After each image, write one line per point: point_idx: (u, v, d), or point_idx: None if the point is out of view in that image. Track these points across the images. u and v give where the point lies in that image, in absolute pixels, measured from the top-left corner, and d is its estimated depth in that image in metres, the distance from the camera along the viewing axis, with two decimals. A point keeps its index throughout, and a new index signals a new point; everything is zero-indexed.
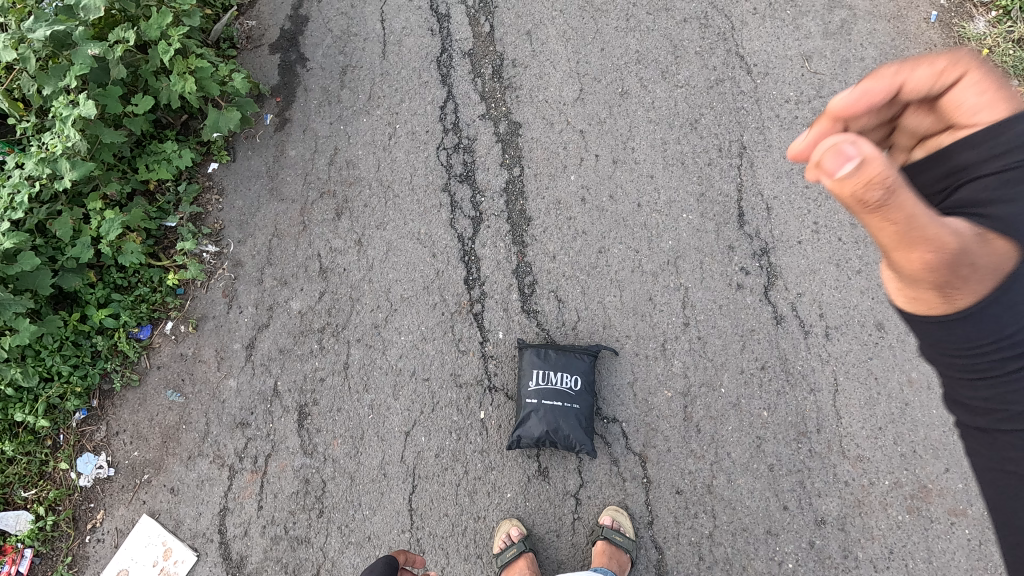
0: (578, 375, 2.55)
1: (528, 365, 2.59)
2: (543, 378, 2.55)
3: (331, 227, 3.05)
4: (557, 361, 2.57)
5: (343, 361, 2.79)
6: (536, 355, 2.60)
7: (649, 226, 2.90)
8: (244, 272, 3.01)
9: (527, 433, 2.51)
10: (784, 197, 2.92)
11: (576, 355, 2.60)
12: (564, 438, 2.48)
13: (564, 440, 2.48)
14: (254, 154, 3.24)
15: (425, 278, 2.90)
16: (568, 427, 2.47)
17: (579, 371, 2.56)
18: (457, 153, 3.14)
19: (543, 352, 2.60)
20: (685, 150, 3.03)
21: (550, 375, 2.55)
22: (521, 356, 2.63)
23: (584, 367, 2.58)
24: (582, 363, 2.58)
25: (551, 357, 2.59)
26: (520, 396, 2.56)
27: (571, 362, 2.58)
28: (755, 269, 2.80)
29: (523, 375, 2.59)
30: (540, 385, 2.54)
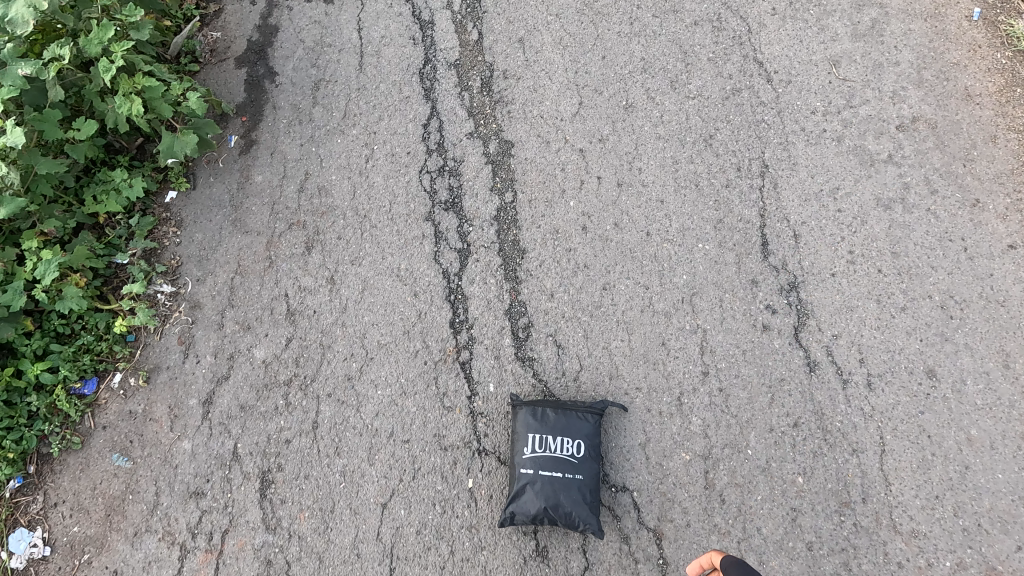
0: (581, 440, 2.20)
1: (523, 427, 2.24)
2: (540, 444, 2.20)
3: (300, 263, 2.70)
4: (556, 423, 2.22)
5: (312, 420, 2.45)
6: (532, 415, 2.26)
7: (659, 258, 2.54)
8: (202, 315, 2.67)
9: (522, 510, 2.15)
10: (813, 222, 2.56)
11: (578, 415, 2.25)
12: (566, 516, 2.12)
13: (566, 518, 2.12)
14: (217, 181, 2.91)
15: (405, 321, 2.55)
16: (570, 503, 2.12)
17: (582, 434, 2.21)
18: (441, 176, 2.79)
19: (541, 412, 2.26)
20: (699, 170, 2.68)
21: (549, 440, 2.20)
22: (514, 416, 2.28)
23: (589, 429, 2.23)
24: (585, 424, 2.24)
25: (550, 417, 2.25)
26: (514, 465, 2.20)
27: (573, 424, 2.23)
28: (783, 306, 2.44)
29: (517, 439, 2.24)
30: (537, 452, 2.19)
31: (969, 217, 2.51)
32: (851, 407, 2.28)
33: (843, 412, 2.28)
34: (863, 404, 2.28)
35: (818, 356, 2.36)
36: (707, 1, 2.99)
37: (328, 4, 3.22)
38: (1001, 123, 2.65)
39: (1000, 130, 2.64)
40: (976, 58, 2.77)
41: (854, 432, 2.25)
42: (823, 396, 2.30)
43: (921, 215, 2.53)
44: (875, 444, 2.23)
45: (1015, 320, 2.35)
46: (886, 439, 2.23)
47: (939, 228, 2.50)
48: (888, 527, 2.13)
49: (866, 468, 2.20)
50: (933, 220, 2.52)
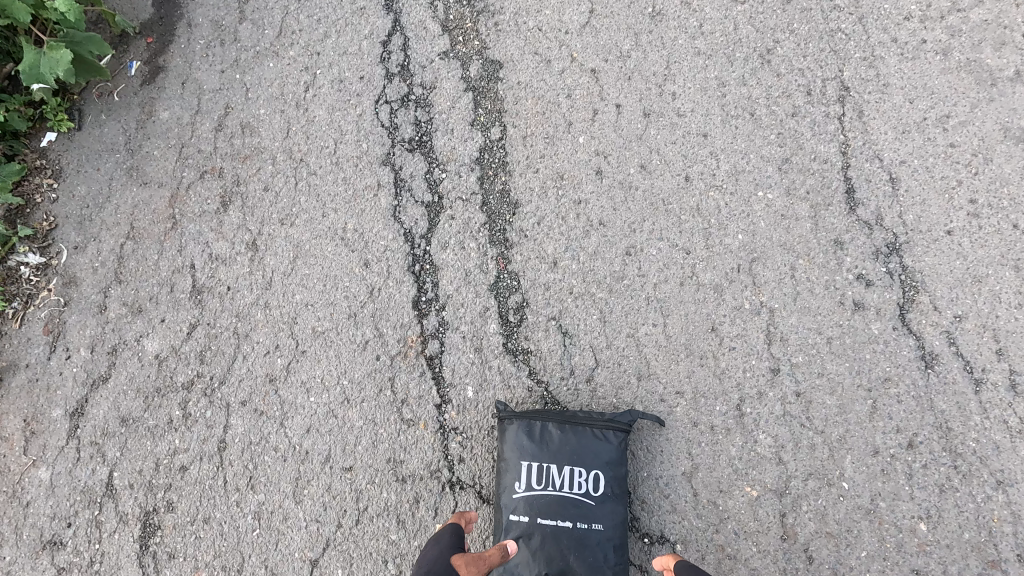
0: (600, 472, 1.53)
1: (514, 453, 1.56)
2: (540, 478, 1.52)
3: (212, 224, 1.99)
4: (564, 448, 1.54)
5: (217, 439, 1.74)
6: (527, 435, 1.56)
7: (704, 212, 1.83)
8: (77, 295, 1.96)
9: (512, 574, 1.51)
10: (916, 161, 1.85)
11: (596, 435, 1.56)
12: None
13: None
14: (109, 119, 2.19)
15: (351, 300, 1.84)
16: (585, 566, 1.47)
17: (602, 465, 1.53)
18: (405, 108, 2.08)
19: (540, 430, 1.57)
20: (754, 94, 1.96)
21: (552, 473, 1.52)
22: (502, 435, 1.59)
23: (611, 456, 1.54)
24: (606, 449, 1.54)
25: (554, 439, 1.55)
26: (502, 508, 1.54)
27: (588, 448, 1.54)
28: (881, 276, 1.72)
29: (506, 470, 1.56)
30: (536, 491, 1.52)
31: None
32: (990, 421, 1.57)
33: (980, 428, 1.57)
34: (1006, 415, 1.58)
35: (935, 347, 1.65)
36: None
37: None
38: None
39: None
40: None
41: (997, 457, 1.54)
42: (948, 404, 1.59)
43: None
44: None
45: None
46: None
47: None
48: None
49: (1019, 508, 1.51)
50: None
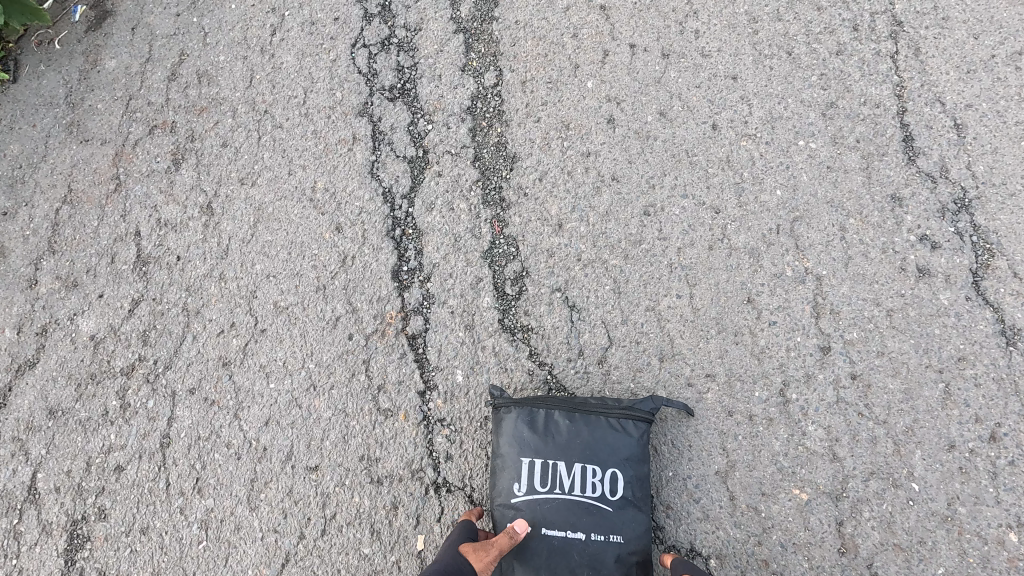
0: (618, 471, 1.27)
1: (513, 448, 1.29)
2: (546, 479, 1.26)
3: (161, 185, 1.72)
4: (573, 442, 1.28)
5: (161, 434, 1.47)
6: (529, 427, 1.31)
7: (735, 165, 1.55)
8: (4, 267, 1.68)
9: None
10: (986, 104, 1.56)
11: (612, 426, 1.30)
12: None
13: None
14: (48, 69, 1.91)
15: (321, 271, 1.56)
16: None
17: (620, 462, 1.27)
18: (385, 52, 1.80)
19: (544, 419, 1.31)
20: (792, 30, 1.68)
21: (560, 472, 1.26)
22: (498, 426, 1.33)
23: (632, 452, 1.28)
24: (625, 442, 1.28)
25: (561, 431, 1.29)
26: (499, 516, 1.27)
27: (602, 442, 1.28)
28: (949, 238, 1.45)
29: (503, 469, 1.30)
30: (541, 494, 1.25)
31: None
32: None
33: None
34: None
35: (1018, 321, 1.37)
36: None
37: None
38: None
39: None
40: None
41: None
42: None
43: None
44: None
45: None
46: None
47: None
48: None
49: None
50: None
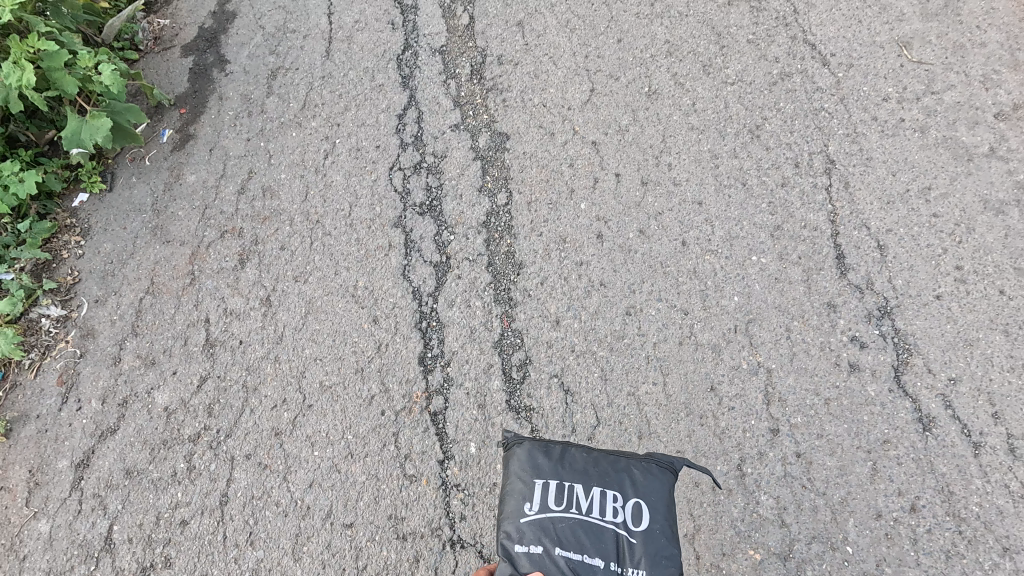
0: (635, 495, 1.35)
1: (526, 472, 1.40)
2: (560, 495, 1.34)
3: (229, 280, 2.08)
4: (588, 467, 1.39)
5: (220, 493, 1.75)
6: (545, 455, 1.42)
7: (700, 274, 1.91)
8: (94, 346, 2.02)
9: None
10: (902, 229, 1.94)
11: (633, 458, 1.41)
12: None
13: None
14: (139, 182, 2.34)
15: (359, 356, 1.89)
16: None
17: (634, 489, 1.35)
18: (417, 175, 2.22)
19: (560, 450, 1.44)
20: (745, 166, 2.09)
21: (579, 495, 1.34)
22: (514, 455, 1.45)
23: (649, 482, 1.37)
24: (642, 472, 1.38)
25: (577, 459, 1.41)
26: (510, 538, 1.32)
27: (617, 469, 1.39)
28: (874, 338, 1.78)
29: (518, 493, 1.38)
30: (554, 508, 1.32)
31: None
32: (992, 485, 1.57)
33: (982, 493, 1.57)
34: (1007, 479, 1.58)
35: (933, 410, 1.67)
36: None
37: None
38: None
39: None
40: None
41: (1001, 523, 1.53)
42: (948, 468, 1.60)
43: None
44: None
45: None
46: None
47: None
48: None
49: None
50: None
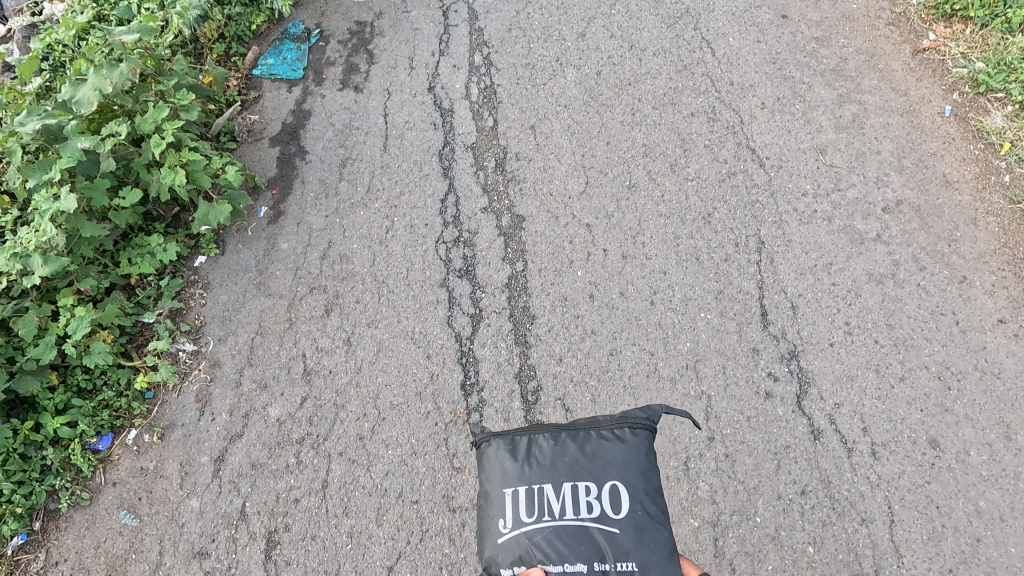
0: (604, 481, 1.60)
1: (498, 480, 1.63)
2: (536, 492, 1.59)
3: (319, 325, 2.82)
4: (553, 457, 1.63)
5: (321, 479, 2.46)
6: (514, 457, 1.65)
7: (664, 326, 2.66)
8: (220, 373, 2.74)
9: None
10: (809, 294, 2.69)
11: (599, 436, 1.66)
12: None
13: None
14: (244, 248, 3.06)
15: (417, 383, 2.63)
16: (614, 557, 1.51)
17: (600, 467, 1.61)
18: (456, 246, 2.97)
19: (522, 442, 1.67)
20: (699, 245, 2.85)
21: (552, 488, 1.59)
22: (481, 455, 1.70)
23: (622, 454, 1.63)
24: (613, 448, 1.64)
25: (542, 451, 1.65)
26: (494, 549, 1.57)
27: (583, 454, 1.64)
28: (784, 374, 2.52)
29: (490, 502, 1.63)
30: (535, 503, 1.57)
31: (957, 293, 2.64)
32: (858, 476, 2.30)
33: (851, 481, 2.30)
34: (868, 473, 2.31)
35: (821, 425, 2.41)
36: (702, 95, 3.32)
37: (358, 92, 3.52)
38: (979, 207, 2.86)
39: (979, 214, 2.84)
40: (951, 149, 3.03)
41: (862, 501, 2.26)
42: (829, 465, 2.33)
43: (912, 289, 2.67)
44: (885, 515, 2.23)
45: (1012, 393, 2.42)
46: (895, 510, 2.24)
47: (930, 301, 2.63)
48: None
49: (877, 538, 2.20)
50: (923, 294, 2.65)
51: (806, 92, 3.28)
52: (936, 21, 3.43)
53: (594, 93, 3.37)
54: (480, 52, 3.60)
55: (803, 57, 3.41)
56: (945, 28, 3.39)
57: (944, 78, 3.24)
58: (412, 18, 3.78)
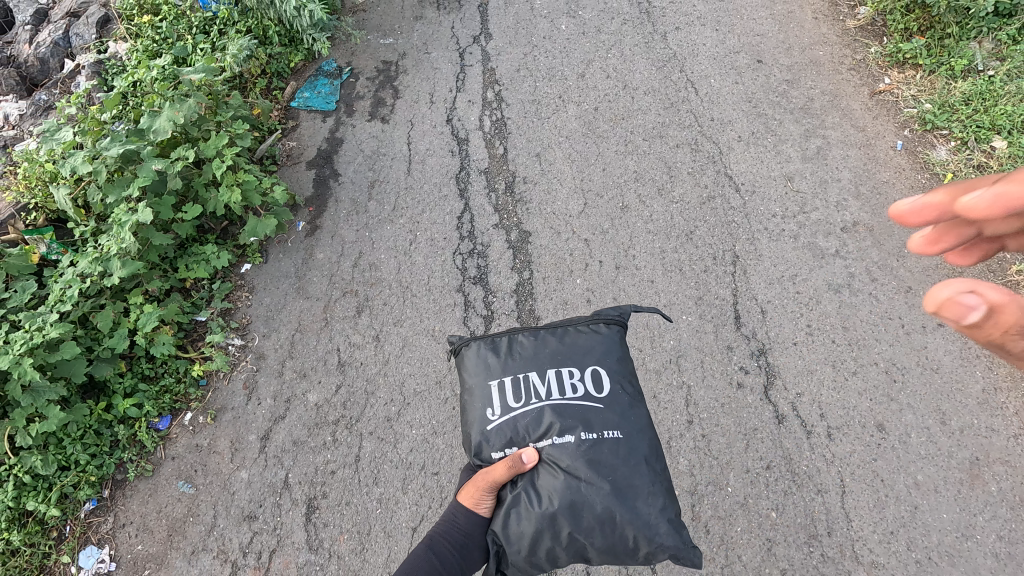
0: (583, 365, 1.93)
1: (484, 376, 1.93)
2: (520, 381, 1.89)
3: (351, 324, 3.23)
4: (533, 351, 1.96)
5: (355, 454, 2.86)
6: (497, 357, 1.96)
7: (651, 326, 3.06)
8: (265, 364, 3.14)
9: (522, 528, 1.70)
10: (777, 301, 3.12)
11: (575, 330, 2.01)
12: (610, 475, 1.73)
13: (617, 482, 1.72)
14: (285, 256, 3.49)
15: (437, 373, 3.04)
16: (599, 425, 1.81)
17: (578, 358, 1.94)
18: (471, 257, 3.41)
19: (505, 342, 2.00)
20: (682, 258, 3.29)
21: (535, 377, 1.89)
22: (468, 357, 2.00)
23: (596, 343, 1.98)
24: (588, 339, 1.99)
25: (523, 349, 1.97)
26: (486, 433, 1.84)
27: (562, 346, 1.97)
28: (754, 368, 2.93)
29: (480, 394, 1.92)
30: (521, 390, 1.87)
31: (904, 300, 3.07)
32: (815, 454, 2.71)
33: (809, 458, 2.70)
34: (824, 451, 2.71)
35: (784, 411, 2.81)
36: (687, 129, 3.79)
37: (384, 122, 3.99)
38: None
39: None
40: (901, 178, 3.49)
41: (818, 474, 2.66)
42: (790, 443, 2.73)
43: (864, 297, 3.10)
44: (837, 486, 2.63)
45: (947, 384, 2.83)
46: (845, 482, 2.63)
47: (880, 307, 3.06)
48: (851, 558, 2.48)
49: (830, 505, 2.59)
50: (874, 302, 3.08)
51: (777, 127, 3.75)
52: (890, 67, 3.93)
53: (591, 126, 3.85)
54: (492, 89, 4.10)
55: (775, 96, 3.89)
56: (898, 74, 3.89)
57: (896, 116, 3.72)
58: (432, 58, 4.28)
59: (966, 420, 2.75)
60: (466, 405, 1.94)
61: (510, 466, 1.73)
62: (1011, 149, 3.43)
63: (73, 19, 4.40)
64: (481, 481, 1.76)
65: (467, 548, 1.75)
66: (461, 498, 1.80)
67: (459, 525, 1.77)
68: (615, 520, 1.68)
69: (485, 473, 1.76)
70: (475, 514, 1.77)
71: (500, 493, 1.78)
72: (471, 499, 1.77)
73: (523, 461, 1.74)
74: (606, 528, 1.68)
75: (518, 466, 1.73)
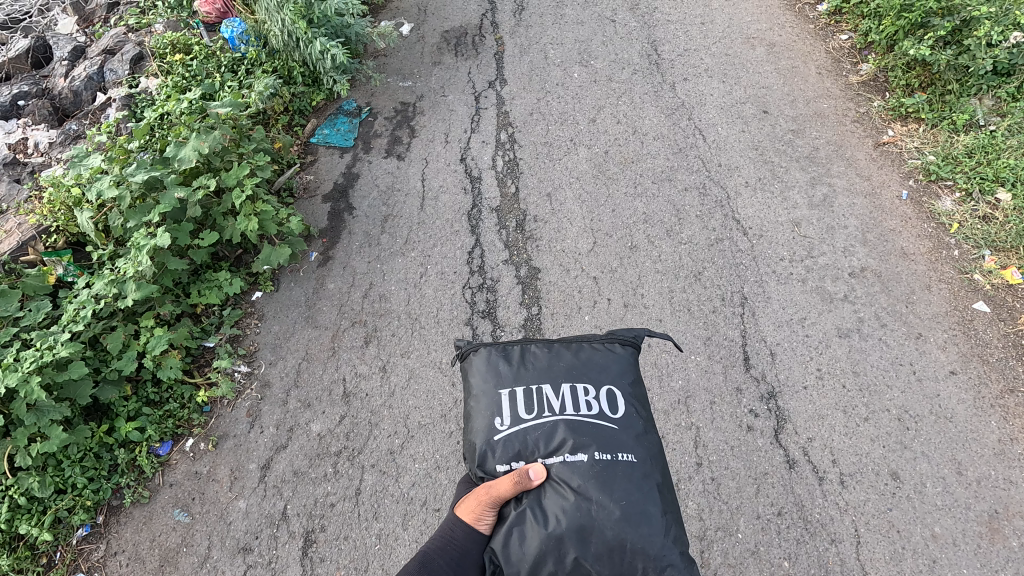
0: (598, 383, 1.94)
1: (494, 384, 1.95)
2: (532, 392, 1.91)
3: (358, 353, 3.23)
4: (547, 365, 1.98)
5: (355, 487, 2.81)
6: (508, 365, 1.99)
7: (660, 365, 3.04)
8: (270, 393, 3.12)
9: (524, 550, 1.65)
10: (785, 343, 3.11)
11: (591, 347, 2.03)
12: (623, 499, 1.70)
13: (629, 507, 1.69)
14: (296, 285, 3.53)
15: (443, 406, 3.02)
16: (614, 445, 1.81)
17: (592, 374, 1.96)
18: (480, 291, 3.44)
19: (518, 352, 2.02)
20: (691, 298, 3.31)
21: (547, 389, 1.91)
22: (478, 362, 2.01)
23: (611, 362, 2.00)
24: (603, 357, 2.01)
25: (536, 361, 1.99)
26: (492, 442, 1.84)
27: (576, 362, 1.99)
28: (764, 411, 2.89)
29: (488, 401, 1.92)
30: (533, 402, 1.88)
31: (914, 347, 3.06)
32: (827, 502, 2.63)
33: (821, 506, 2.62)
34: (837, 498, 2.64)
35: (795, 456, 2.76)
36: (695, 174, 3.88)
37: (400, 160, 4.10)
38: (933, 276, 3.32)
39: (933, 281, 3.30)
40: (908, 227, 3.53)
41: (831, 523, 2.58)
42: (802, 490, 2.67)
43: (874, 342, 3.08)
44: (851, 536, 2.54)
45: (962, 434, 2.78)
46: (861, 532, 2.55)
47: (890, 353, 3.04)
48: None
49: (845, 556, 2.50)
50: (884, 347, 3.06)
51: (783, 174, 3.84)
52: (894, 121, 4.04)
53: (602, 168, 3.95)
54: (505, 130, 4.23)
55: (781, 145, 3.99)
56: (901, 127, 4.00)
57: (900, 167, 3.80)
58: (449, 101, 4.44)
59: (983, 471, 2.68)
60: (472, 412, 1.94)
61: (516, 481, 1.71)
62: (1015, 202, 3.48)
63: (109, 55, 4.60)
64: (485, 494, 1.74)
65: (462, 569, 1.69)
66: (461, 513, 1.76)
67: (456, 542, 1.72)
68: (625, 548, 1.64)
69: (488, 487, 1.74)
70: (475, 532, 1.74)
71: (503, 511, 1.74)
72: (472, 515, 1.74)
73: (530, 477, 1.72)
74: (614, 557, 1.64)
75: (523, 482, 1.71)
